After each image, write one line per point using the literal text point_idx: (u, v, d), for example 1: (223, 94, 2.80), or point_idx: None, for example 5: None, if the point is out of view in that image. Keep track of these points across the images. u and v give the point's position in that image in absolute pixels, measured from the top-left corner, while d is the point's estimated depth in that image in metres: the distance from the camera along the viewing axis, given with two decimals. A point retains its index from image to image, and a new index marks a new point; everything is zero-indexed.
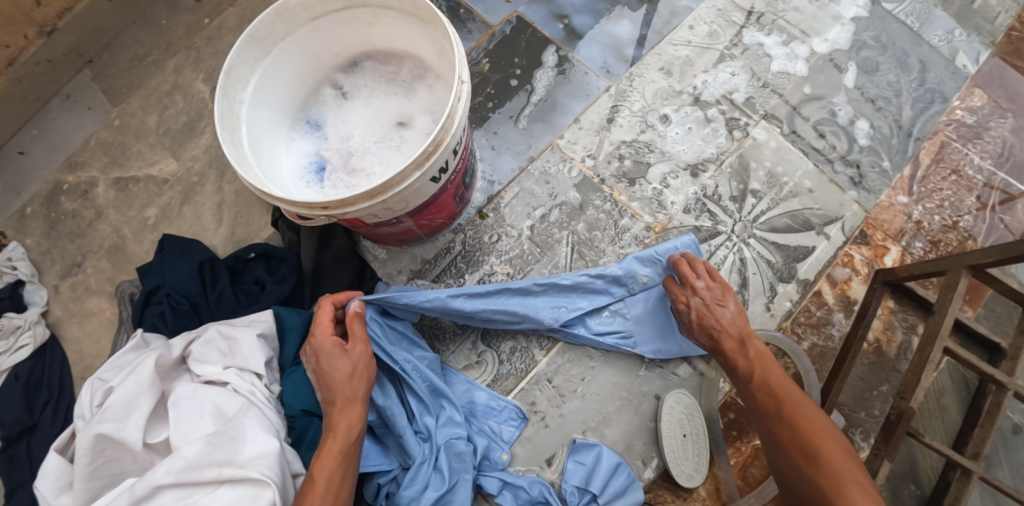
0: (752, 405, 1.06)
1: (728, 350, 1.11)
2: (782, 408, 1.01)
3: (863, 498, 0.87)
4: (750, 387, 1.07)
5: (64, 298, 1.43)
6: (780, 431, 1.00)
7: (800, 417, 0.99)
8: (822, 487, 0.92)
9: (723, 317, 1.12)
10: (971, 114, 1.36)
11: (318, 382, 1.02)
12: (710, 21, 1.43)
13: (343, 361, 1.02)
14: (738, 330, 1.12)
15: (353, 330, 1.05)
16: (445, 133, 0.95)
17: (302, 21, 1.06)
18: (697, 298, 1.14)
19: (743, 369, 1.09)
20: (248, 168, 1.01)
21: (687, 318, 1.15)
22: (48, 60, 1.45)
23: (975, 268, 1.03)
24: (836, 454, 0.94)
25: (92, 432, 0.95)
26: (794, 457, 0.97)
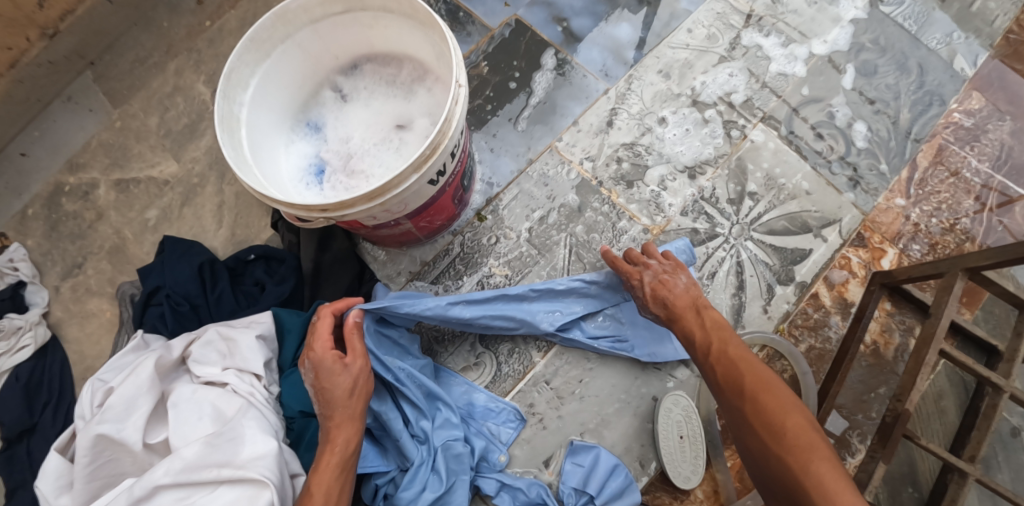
0: (713, 380, 1.04)
1: (686, 322, 1.11)
2: (745, 382, 0.99)
3: (829, 472, 0.86)
4: (709, 360, 1.05)
5: (65, 299, 1.44)
6: (742, 405, 0.98)
7: (761, 390, 0.97)
8: (787, 461, 0.90)
9: (676, 288, 1.13)
10: (969, 117, 1.37)
11: (317, 396, 1.00)
12: (709, 24, 1.44)
13: (343, 378, 1.00)
14: (691, 299, 1.13)
15: (351, 345, 1.03)
16: (443, 136, 0.95)
17: (302, 24, 1.06)
18: (649, 271, 1.16)
19: (701, 342, 1.07)
20: (248, 169, 1.02)
21: (640, 291, 1.14)
22: (50, 62, 1.46)
23: (972, 271, 1.04)
24: (800, 427, 0.92)
25: (92, 432, 0.95)
26: (757, 430, 0.95)
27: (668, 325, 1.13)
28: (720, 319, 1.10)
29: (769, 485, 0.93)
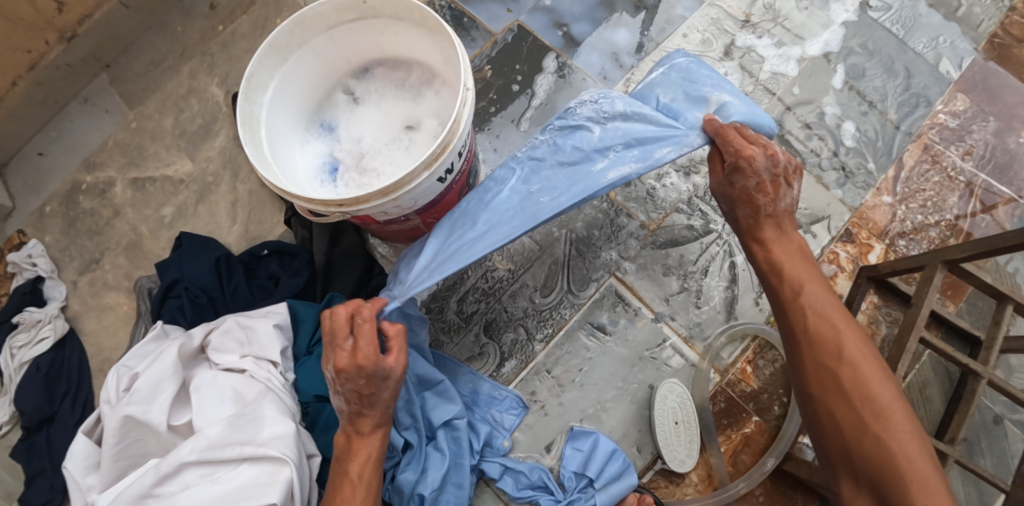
0: (800, 331, 1.03)
1: (777, 252, 1.08)
2: (842, 348, 0.99)
3: (923, 464, 0.90)
4: (800, 311, 1.04)
5: (83, 293, 1.49)
6: (838, 370, 0.98)
7: (859, 362, 0.98)
8: (882, 441, 0.93)
9: (779, 198, 1.08)
10: (953, 118, 1.43)
11: (356, 398, 0.97)
12: (704, 29, 1.50)
13: (364, 386, 0.96)
14: (784, 216, 1.09)
15: (366, 358, 0.94)
16: (452, 136, 1.01)
17: (319, 30, 1.12)
18: (766, 163, 1.04)
19: (793, 283, 1.06)
20: (268, 167, 1.07)
21: (750, 181, 1.06)
22: (68, 64, 1.52)
23: (951, 263, 1.09)
24: (895, 408, 0.94)
25: (119, 415, 1.01)
26: (849, 399, 0.96)
27: (747, 237, 1.12)
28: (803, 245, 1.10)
29: (847, 452, 0.96)
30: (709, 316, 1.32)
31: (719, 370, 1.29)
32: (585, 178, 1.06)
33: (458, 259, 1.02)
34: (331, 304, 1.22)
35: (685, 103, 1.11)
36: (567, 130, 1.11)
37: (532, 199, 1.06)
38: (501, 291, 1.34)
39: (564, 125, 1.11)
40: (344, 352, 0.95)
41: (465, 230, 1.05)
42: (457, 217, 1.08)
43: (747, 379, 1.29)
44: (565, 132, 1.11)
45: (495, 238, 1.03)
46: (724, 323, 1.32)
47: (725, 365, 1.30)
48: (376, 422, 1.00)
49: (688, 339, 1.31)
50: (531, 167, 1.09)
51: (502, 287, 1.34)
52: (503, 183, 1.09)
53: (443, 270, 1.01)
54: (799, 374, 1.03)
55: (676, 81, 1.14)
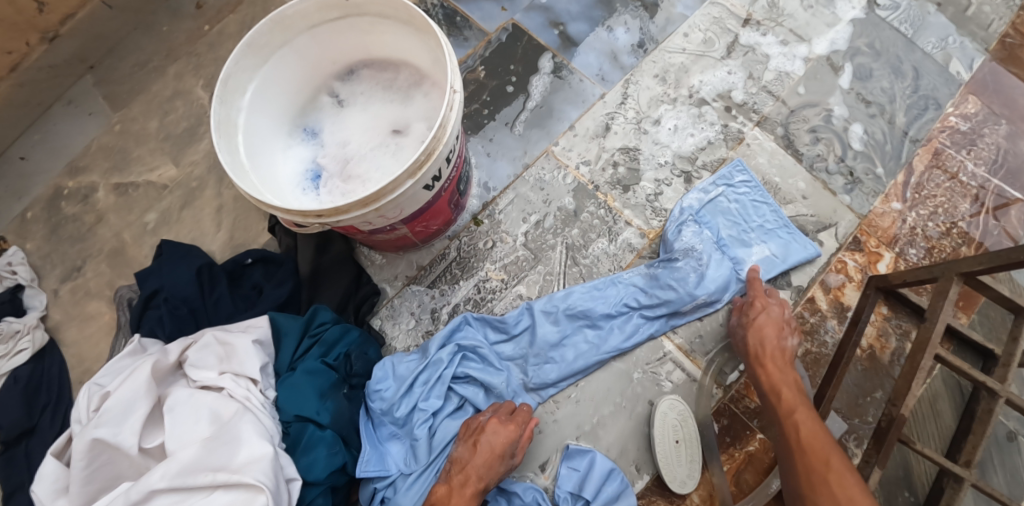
0: (792, 438, 1.03)
1: (777, 373, 1.12)
2: (828, 455, 0.98)
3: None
4: (792, 421, 1.05)
5: (64, 302, 1.44)
6: (824, 472, 0.97)
7: (843, 468, 0.96)
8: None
9: (783, 338, 1.16)
10: (964, 121, 1.37)
11: (483, 459, 1.09)
12: (705, 29, 1.44)
13: (502, 445, 1.10)
14: (788, 356, 1.15)
15: (519, 424, 1.12)
16: (438, 142, 0.96)
17: (301, 30, 1.07)
18: (775, 309, 1.19)
19: (789, 401, 1.08)
20: (245, 176, 1.02)
21: (754, 316, 1.18)
22: (50, 66, 1.47)
23: (966, 275, 1.03)
24: None
25: (87, 437, 0.96)
26: (835, 499, 0.94)
27: (751, 366, 1.16)
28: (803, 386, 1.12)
29: None
30: (711, 328, 1.27)
31: (721, 385, 1.24)
32: (671, 318, 1.26)
33: (567, 364, 1.23)
34: (316, 316, 1.16)
35: (736, 243, 1.30)
36: (668, 260, 1.27)
37: (633, 324, 1.25)
38: (493, 302, 1.29)
39: (664, 264, 1.27)
40: (504, 412, 1.14)
41: (576, 343, 1.24)
42: (563, 328, 1.25)
43: (751, 395, 1.23)
44: (665, 263, 1.27)
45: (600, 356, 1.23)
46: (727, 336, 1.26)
47: (728, 381, 1.24)
48: (479, 485, 1.08)
49: (689, 352, 1.26)
50: (631, 290, 1.27)
51: (494, 297, 1.30)
52: (609, 292, 1.27)
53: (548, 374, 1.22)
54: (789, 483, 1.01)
55: (738, 219, 1.32)
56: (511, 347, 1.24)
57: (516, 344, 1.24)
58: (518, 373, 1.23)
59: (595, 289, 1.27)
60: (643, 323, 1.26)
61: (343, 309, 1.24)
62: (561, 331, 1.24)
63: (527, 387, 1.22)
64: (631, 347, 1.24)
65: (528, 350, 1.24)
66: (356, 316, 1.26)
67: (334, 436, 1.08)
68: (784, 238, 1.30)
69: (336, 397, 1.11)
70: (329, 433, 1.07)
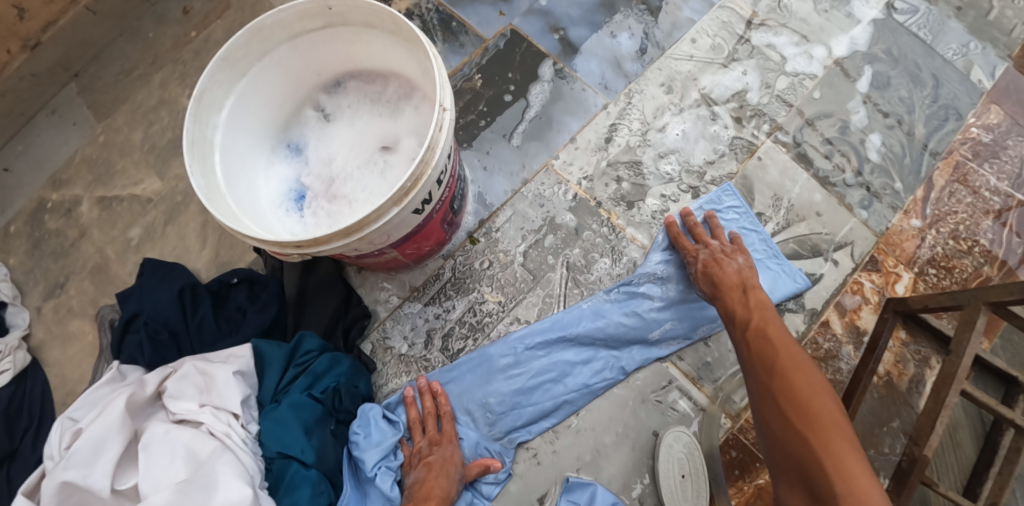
0: (744, 352, 1.03)
1: (730, 295, 1.09)
2: (776, 360, 0.98)
3: (848, 454, 0.85)
4: (746, 336, 1.04)
5: (47, 320, 1.35)
6: (770, 381, 0.97)
7: (791, 369, 0.96)
8: (806, 436, 0.89)
9: (728, 265, 1.13)
10: (986, 132, 1.29)
11: (435, 470, 1.07)
12: (714, 34, 1.37)
13: (450, 455, 1.09)
14: (740, 279, 1.11)
15: (450, 433, 1.12)
16: (425, 166, 0.89)
17: (280, 40, 1.00)
18: (705, 252, 1.16)
19: (743, 319, 1.06)
20: (220, 200, 0.95)
21: (694, 268, 1.16)
22: (33, 74, 1.38)
23: (995, 304, 0.96)
24: (820, 407, 0.91)
25: (56, 480, 0.94)
26: (780, 408, 0.94)
27: (711, 301, 1.13)
28: (764, 297, 1.08)
29: (785, 460, 0.91)
30: (719, 355, 1.20)
31: (730, 414, 1.18)
32: (648, 353, 1.19)
33: (534, 409, 1.17)
34: (302, 344, 1.11)
35: None
36: (627, 295, 1.21)
37: (601, 359, 1.19)
38: (490, 326, 1.23)
39: (625, 289, 1.21)
40: (433, 430, 1.12)
41: (543, 383, 1.18)
42: (525, 368, 1.18)
43: None
44: (628, 297, 1.21)
45: (579, 398, 1.18)
46: (736, 364, 1.20)
47: (737, 409, 1.18)
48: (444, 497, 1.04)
49: (695, 380, 1.19)
50: (598, 327, 1.20)
51: (491, 321, 1.23)
52: (575, 328, 1.20)
53: (503, 425, 1.16)
54: (750, 393, 1.00)
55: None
56: (470, 396, 1.17)
57: (477, 394, 1.17)
58: (482, 425, 1.17)
59: (557, 328, 1.20)
60: (614, 355, 1.19)
61: (330, 334, 1.18)
62: (524, 375, 1.18)
63: (495, 438, 1.16)
64: (600, 383, 1.18)
65: (491, 398, 1.17)
66: (346, 341, 1.19)
67: (320, 475, 1.04)
68: (774, 269, 1.23)
69: (322, 433, 1.07)
70: (314, 472, 1.04)
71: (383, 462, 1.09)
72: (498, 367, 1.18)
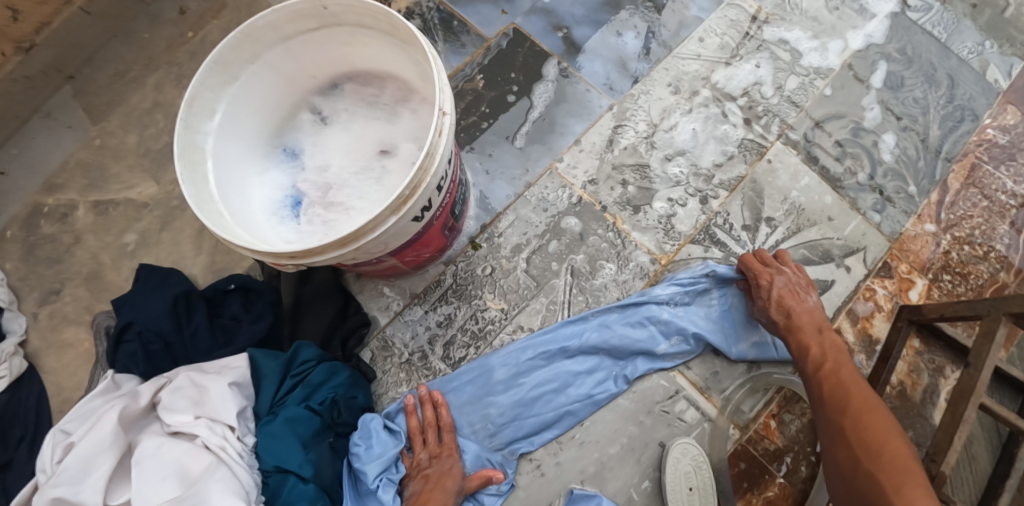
0: (814, 392, 1.01)
1: (807, 331, 1.07)
2: (848, 401, 0.96)
3: (921, 497, 0.81)
4: (817, 374, 1.02)
5: (42, 327, 1.32)
6: (841, 421, 0.95)
7: (867, 411, 0.94)
8: (877, 478, 0.86)
9: (802, 300, 1.10)
10: (1003, 134, 1.26)
11: (432, 483, 1.04)
12: (722, 32, 1.33)
13: (451, 467, 1.07)
14: (815, 319, 1.09)
15: (449, 444, 1.10)
16: (424, 174, 0.86)
17: (273, 42, 0.97)
18: (780, 278, 1.11)
19: (815, 357, 1.04)
20: (211, 209, 0.92)
21: (765, 295, 1.10)
22: (26, 77, 1.34)
23: (1017, 315, 0.93)
24: (895, 451, 0.88)
25: (46, 497, 0.93)
26: (851, 447, 0.92)
27: (781, 334, 1.09)
28: (837, 340, 1.06)
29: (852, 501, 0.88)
30: (728, 365, 1.17)
31: (739, 425, 1.14)
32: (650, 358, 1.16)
33: (536, 420, 1.14)
34: (299, 354, 1.09)
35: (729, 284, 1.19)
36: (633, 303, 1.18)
37: (604, 367, 1.16)
38: (492, 334, 1.20)
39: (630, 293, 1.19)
40: (433, 441, 1.10)
41: (546, 392, 1.15)
42: (526, 378, 1.15)
43: (770, 436, 1.14)
44: (634, 305, 1.18)
45: (581, 407, 1.15)
46: (745, 373, 1.17)
47: (745, 420, 1.15)
48: None
49: (703, 390, 1.16)
50: (601, 334, 1.16)
51: (492, 329, 1.20)
52: (578, 334, 1.17)
53: (504, 437, 1.14)
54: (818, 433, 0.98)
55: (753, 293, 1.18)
56: (471, 407, 1.14)
57: (479, 405, 1.14)
58: (483, 437, 1.14)
59: (560, 336, 1.17)
60: (618, 365, 1.17)
61: (328, 344, 1.16)
62: (526, 385, 1.15)
63: (496, 449, 1.14)
64: (603, 393, 1.15)
65: (493, 409, 1.14)
66: (344, 351, 1.17)
67: (317, 490, 1.02)
68: None
69: (320, 447, 1.05)
70: (311, 487, 1.02)
71: (384, 475, 1.07)
72: (502, 376, 1.15)
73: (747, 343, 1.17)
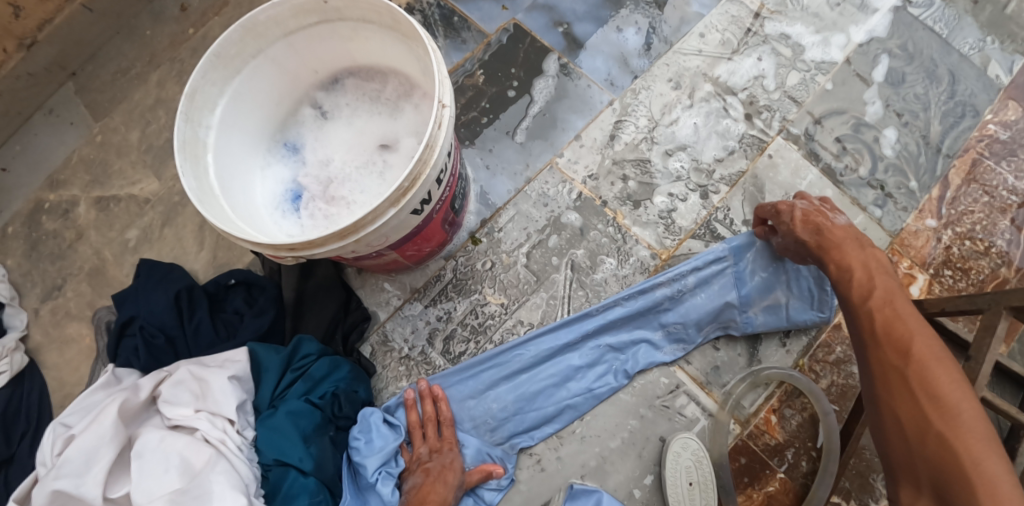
0: (866, 328, 0.93)
1: (846, 252, 1.01)
2: (911, 345, 0.88)
3: (997, 467, 0.76)
4: (869, 307, 0.94)
5: (45, 323, 1.32)
6: (903, 367, 0.87)
7: (930, 357, 0.86)
8: (945, 438, 0.80)
9: (831, 219, 1.05)
10: (1004, 130, 1.26)
11: (432, 478, 1.04)
12: (723, 28, 1.33)
13: (452, 460, 1.07)
14: (852, 235, 1.03)
15: (449, 438, 1.10)
16: (424, 165, 0.86)
17: (275, 37, 0.97)
18: (802, 203, 1.08)
19: (863, 286, 0.97)
20: (213, 202, 0.92)
21: (788, 219, 1.07)
22: (29, 73, 1.34)
23: (1018, 309, 0.93)
24: (965, 408, 0.81)
25: (47, 489, 0.93)
26: (914, 398, 0.84)
27: (815, 254, 1.04)
28: (880, 261, 1.00)
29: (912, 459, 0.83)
30: (728, 359, 1.17)
31: (739, 420, 1.14)
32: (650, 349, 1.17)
33: (536, 414, 1.14)
34: (300, 348, 1.09)
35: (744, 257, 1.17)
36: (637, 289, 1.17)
37: (604, 360, 1.16)
38: (492, 329, 1.20)
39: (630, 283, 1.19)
40: (433, 435, 1.10)
41: (546, 385, 1.15)
42: (526, 372, 1.15)
43: (770, 431, 1.14)
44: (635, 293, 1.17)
45: (581, 402, 1.15)
46: (746, 368, 1.17)
47: (746, 415, 1.14)
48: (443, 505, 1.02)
49: (703, 385, 1.16)
50: (600, 326, 1.17)
51: (492, 323, 1.21)
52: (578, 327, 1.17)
53: (504, 431, 1.14)
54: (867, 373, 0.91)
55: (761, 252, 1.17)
56: (471, 402, 1.15)
57: (479, 399, 1.15)
58: (483, 431, 1.14)
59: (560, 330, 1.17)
60: (618, 359, 1.17)
61: (329, 339, 1.16)
62: (526, 379, 1.15)
63: (496, 443, 1.14)
64: (603, 387, 1.15)
65: (493, 403, 1.14)
66: (345, 345, 1.17)
67: (317, 484, 1.03)
68: None
69: (321, 441, 1.05)
70: (312, 481, 1.02)
71: (383, 468, 1.06)
72: (502, 370, 1.15)
73: (757, 307, 1.16)
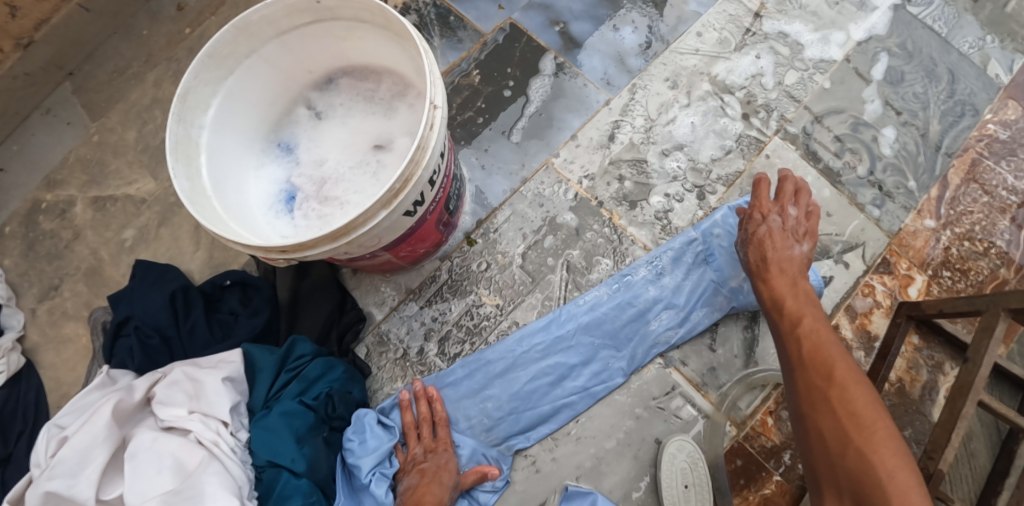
0: (794, 351, 0.94)
1: (780, 280, 1.02)
2: (833, 368, 0.88)
3: (912, 487, 0.76)
4: (798, 333, 0.95)
5: (41, 323, 1.32)
6: (825, 387, 0.88)
7: (851, 379, 0.87)
8: (866, 457, 0.80)
9: (789, 244, 1.04)
10: (1004, 129, 1.25)
11: (427, 478, 1.03)
12: (721, 27, 1.33)
13: (447, 461, 1.07)
14: (797, 267, 1.03)
15: (444, 439, 1.10)
16: (416, 167, 0.86)
17: (269, 37, 0.97)
18: (778, 217, 1.06)
19: (793, 312, 0.98)
20: (205, 203, 0.92)
21: (753, 228, 1.07)
22: (25, 74, 1.34)
23: (1016, 310, 0.92)
24: (885, 430, 0.81)
25: (40, 490, 0.93)
26: (835, 418, 0.85)
27: (754, 275, 1.06)
28: (813, 292, 1.02)
29: (834, 477, 0.82)
30: (725, 360, 1.17)
31: (735, 422, 1.14)
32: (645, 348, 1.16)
33: (531, 415, 1.14)
34: (294, 349, 1.08)
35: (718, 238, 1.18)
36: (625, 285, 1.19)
37: (601, 361, 1.16)
38: (487, 330, 1.20)
39: (624, 281, 1.19)
40: (428, 436, 1.10)
41: (542, 386, 1.15)
42: (521, 373, 1.15)
43: (767, 433, 1.13)
44: (627, 290, 1.18)
45: (577, 402, 1.14)
46: (742, 369, 1.16)
47: (742, 417, 1.14)
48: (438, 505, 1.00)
49: (700, 386, 1.16)
50: (595, 327, 1.16)
51: (488, 324, 1.20)
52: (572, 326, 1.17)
53: (499, 432, 1.13)
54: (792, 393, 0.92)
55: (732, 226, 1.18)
56: (467, 402, 1.14)
57: (474, 400, 1.14)
58: (479, 432, 1.14)
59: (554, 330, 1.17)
60: (615, 359, 1.16)
61: (324, 339, 1.16)
62: (521, 380, 1.15)
63: (492, 444, 1.13)
64: (600, 387, 1.15)
65: (489, 403, 1.14)
66: (340, 346, 1.17)
67: (311, 485, 1.02)
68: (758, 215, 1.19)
69: (314, 442, 1.04)
70: (305, 482, 1.01)
71: (377, 469, 1.07)
72: (498, 371, 1.15)
73: (738, 279, 1.17)
